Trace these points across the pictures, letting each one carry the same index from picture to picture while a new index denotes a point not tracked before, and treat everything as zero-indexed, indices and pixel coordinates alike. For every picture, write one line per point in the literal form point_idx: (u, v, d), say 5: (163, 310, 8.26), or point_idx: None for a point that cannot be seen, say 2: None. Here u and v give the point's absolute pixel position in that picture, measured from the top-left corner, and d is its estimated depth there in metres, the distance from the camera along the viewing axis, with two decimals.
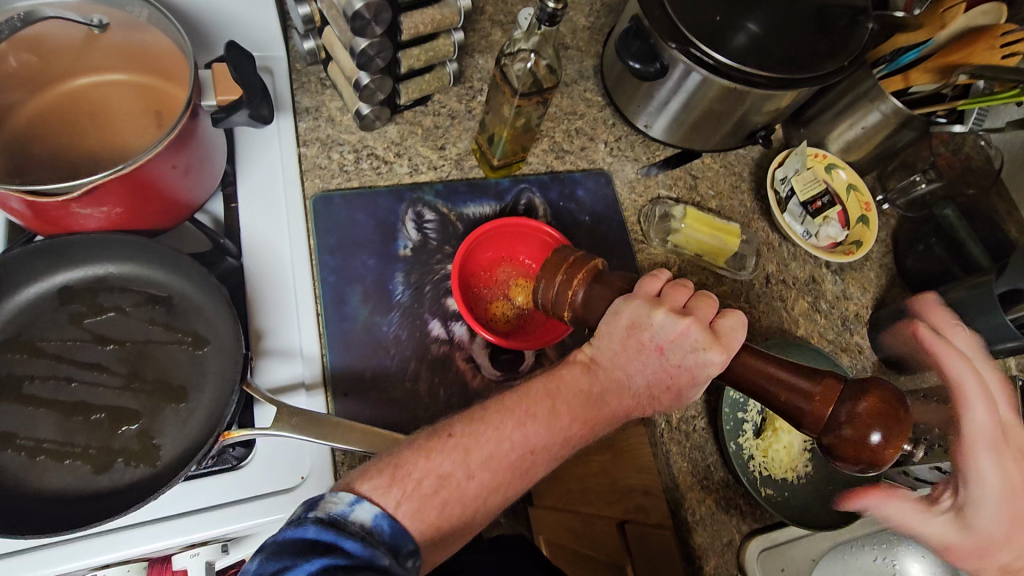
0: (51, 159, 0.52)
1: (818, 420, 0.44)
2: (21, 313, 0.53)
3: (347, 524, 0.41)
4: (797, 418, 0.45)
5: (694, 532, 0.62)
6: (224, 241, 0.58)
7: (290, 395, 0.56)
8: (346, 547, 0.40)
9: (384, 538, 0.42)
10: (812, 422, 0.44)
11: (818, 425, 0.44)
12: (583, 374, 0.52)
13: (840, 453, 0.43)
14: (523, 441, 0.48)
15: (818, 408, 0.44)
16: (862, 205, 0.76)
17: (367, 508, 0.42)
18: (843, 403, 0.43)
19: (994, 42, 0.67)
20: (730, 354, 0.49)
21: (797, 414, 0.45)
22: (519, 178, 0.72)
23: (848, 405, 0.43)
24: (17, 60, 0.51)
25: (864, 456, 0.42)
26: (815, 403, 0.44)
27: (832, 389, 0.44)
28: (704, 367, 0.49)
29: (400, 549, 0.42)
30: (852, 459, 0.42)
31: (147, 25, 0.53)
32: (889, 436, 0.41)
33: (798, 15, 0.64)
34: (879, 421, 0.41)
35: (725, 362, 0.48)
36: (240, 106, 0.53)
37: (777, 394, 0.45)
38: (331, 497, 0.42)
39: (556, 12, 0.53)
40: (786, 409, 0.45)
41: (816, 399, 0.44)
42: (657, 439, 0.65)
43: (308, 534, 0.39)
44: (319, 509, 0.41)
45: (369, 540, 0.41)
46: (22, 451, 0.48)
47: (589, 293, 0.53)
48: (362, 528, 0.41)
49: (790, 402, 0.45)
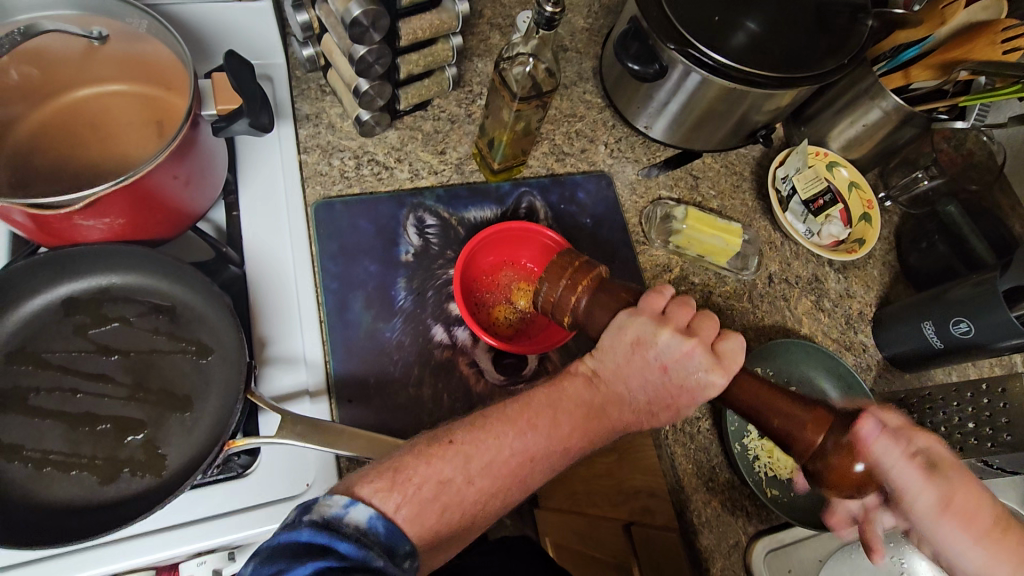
0: (53, 170, 0.52)
1: (809, 448, 0.44)
2: (26, 325, 0.53)
3: (340, 526, 0.41)
4: (788, 441, 0.45)
5: (699, 534, 0.62)
6: (226, 249, 0.59)
7: (293, 403, 0.56)
8: (341, 549, 0.40)
9: (380, 539, 0.42)
10: (802, 449, 0.44)
11: (807, 452, 0.44)
12: (585, 386, 0.52)
13: (825, 481, 0.43)
14: (522, 449, 0.48)
15: (809, 436, 0.44)
16: (864, 203, 0.76)
17: (362, 510, 0.42)
18: (832, 432, 0.44)
19: (994, 37, 0.66)
20: (731, 376, 0.49)
21: (787, 437, 0.44)
22: (519, 182, 0.72)
23: (836, 433, 0.43)
24: (18, 73, 0.52)
25: (849, 485, 0.43)
26: (808, 431, 0.44)
27: (823, 417, 0.44)
28: (705, 388, 0.49)
29: (395, 551, 0.42)
30: (835, 488, 0.43)
31: (148, 36, 0.54)
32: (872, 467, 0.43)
33: (796, 14, 0.64)
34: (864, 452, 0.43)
35: (726, 384, 0.49)
36: (240, 115, 0.53)
37: (772, 416, 0.45)
38: (326, 501, 0.42)
39: (554, 15, 0.53)
40: (778, 432, 0.45)
41: (808, 424, 0.44)
42: (661, 440, 0.65)
43: (302, 536, 0.39)
44: (313, 512, 0.41)
45: (364, 541, 0.41)
46: (28, 463, 0.48)
47: (592, 300, 0.53)
48: (356, 529, 0.41)
49: (783, 426, 0.44)
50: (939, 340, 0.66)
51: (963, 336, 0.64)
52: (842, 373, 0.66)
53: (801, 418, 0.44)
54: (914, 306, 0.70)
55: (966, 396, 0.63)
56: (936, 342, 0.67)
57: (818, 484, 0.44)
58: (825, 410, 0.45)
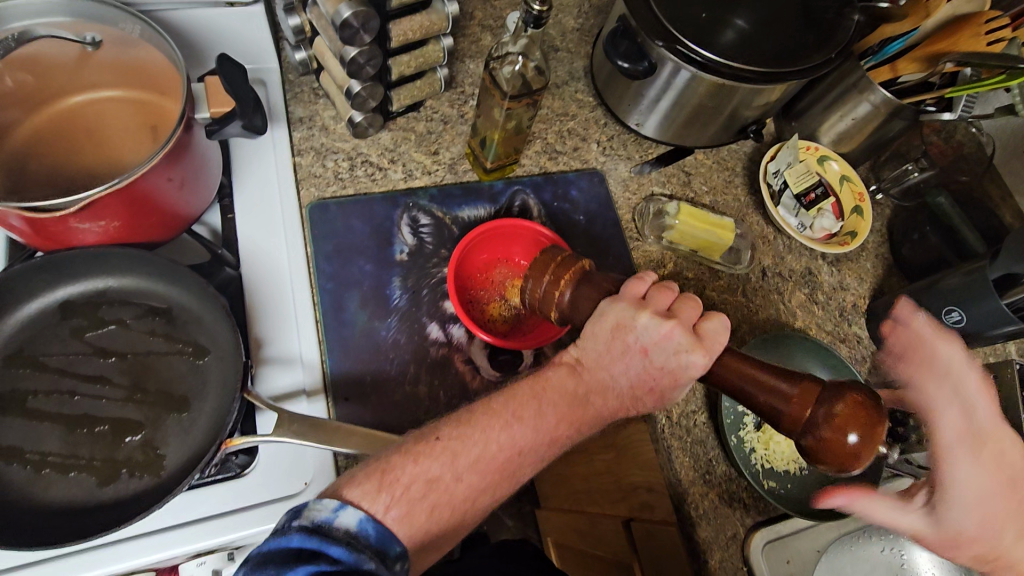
0: (51, 176, 0.53)
1: (796, 423, 0.45)
2: (23, 327, 0.53)
3: (331, 531, 0.41)
4: (775, 418, 0.46)
5: (698, 527, 0.61)
6: (220, 253, 0.60)
7: (290, 402, 0.56)
8: (332, 553, 0.40)
9: (370, 542, 0.42)
10: (791, 424, 0.45)
11: (795, 426, 0.45)
12: (569, 375, 0.52)
13: (822, 456, 0.44)
14: (510, 444, 0.48)
15: (797, 411, 0.45)
16: (855, 196, 0.77)
17: (351, 514, 0.42)
18: (822, 405, 0.44)
19: (978, 29, 0.67)
20: (712, 357, 0.49)
21: (775, 414, 0.45)
22: (512, 180, 0.73)
23: (827, 406, 0.44)
24: (13, 79, 0.53)
25: (845, 458, 0.43)
26: (794, 405, 0.45)
27: (810, 392, 0.45)
28: (687, 368, 0.50)
29: (387, 552, 0.42)
30: (832, 461, 0.44)
31: (140, 41, 0.55)
32: (866, 439, 0.43)
33: (781, 10, 0.65)
34: (856, 423, 0.43)
35: (707, 365, 0.49)
36: (233, 117, 0.54)
37: (755, 394, 0.46)
38: (315, 505, 0.42)
39: (541, 13, 0.54)
40: (765, 408, 0.46)
41: (796, 397, 0.45)
42: (658, 435, 0.64)
43: (292, 543, 0.39)
44: (303, 516, 0.41)
45: (355, 544, 0.41)
46: (27, 465, 0.49)
47: (575, 293, 0.53)
48: (347, 532, 0.41)
49: (768, 403, 0.46)
50: None
51: (956, 325, 0.65)
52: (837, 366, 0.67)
53: (785, 392, 0.45)
54: (907, 297, 0.70)
55: None
56: None
57: (814, 459, 0.45)
58: (811, 383, 0.46)
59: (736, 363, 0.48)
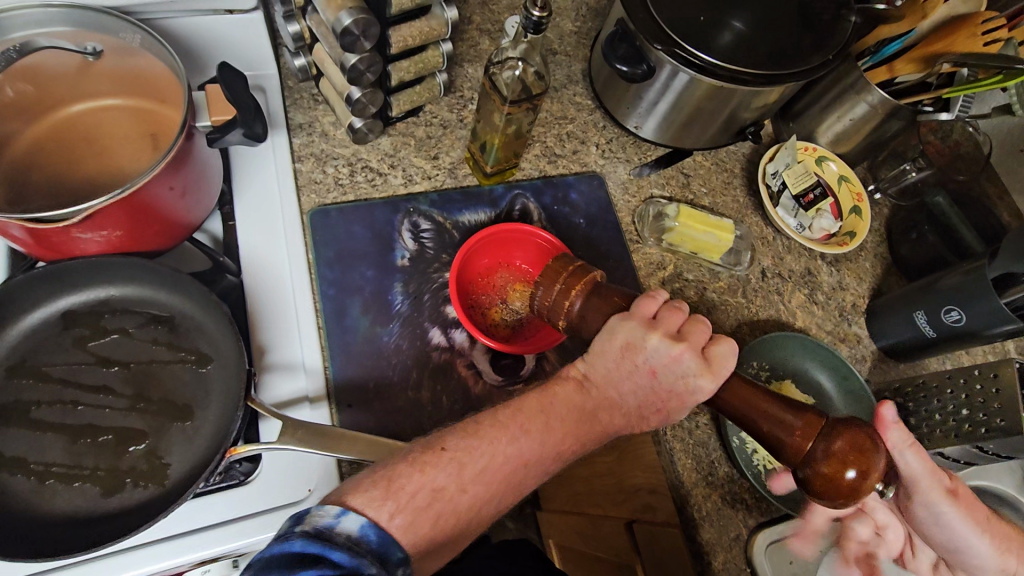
0: (51, 185, 0.53)
1: (798, 455, 0.45)
2: (25, 338, 0.53)
3: (332, 536, 0.40)
4: (778, 448, 0.46)
5: (700, 528, 0.62)
6: (223, 259, 0.60)
7: (293, 409, 0.56)
8: (333, 558, 0.39)
9: (372, 547, 0.41)
10: (792, 456, 0.45)
11: (796, 458, 0.45)
12: (576, 391, 0.52)
13: (818, 489, 0.44)
14: (516, 453, 0.48)
15: (799, 443, 0.45)
16: (852, 196, 0.78)
17: (353, 518, 0.41)
18: (821, 440, 0.44)
19: (975, 30, 0.68)
20: (721, 381, 0.50)
21: (777, 442, 0.46)
22: (512, 185, 0.73)
23: (825, 442, 0.44)
24: (14, 89, 0.53)
25: (839, 491, 0.43)
26: (796, 436, 0.45)
27: (813, 424, 0.45)
28: (694, 393, 0.50)
29: (388, 557, 0.42)
30: (828, 497, 0.44)
31: (141, 50, 0.55)
32: (863, 473, 0.43)
33: (779, 13, 0.65)
34: (854, 460, 0.43)
35: (715, 389, 0.50)
36: (234, 126, 0.54)
37: (761, 422, 0.46)
38: (317, 511, 0.41)
39: (540, 20, 0.54)
40: (768, 438, 0.46)
41: (799, 429, 0.45)
42: (660, 438, 0.65)
43: (294, 547, 0.39)
44: (305, 522, 0.41)
45: (356, 549, 0.40)
46: (31, 475, 0.49)
47: (585, 304, 0.54)
48: (348, 538, 0.41)
49: (772, 432, 0.46)
50: (932, 329, 0.67)
51: (955, 324, 0.65)
52: (791, 346, 0.67)
53: (791, 424, 0.45)
54: (906, 296, 0.71)
55: (959, 383, 0.63)
56: (930, 332, 0.68)
57: (808, 490, 0.45)
58: (816, 417, 0.45)
59: (746, 393, 0.48)
